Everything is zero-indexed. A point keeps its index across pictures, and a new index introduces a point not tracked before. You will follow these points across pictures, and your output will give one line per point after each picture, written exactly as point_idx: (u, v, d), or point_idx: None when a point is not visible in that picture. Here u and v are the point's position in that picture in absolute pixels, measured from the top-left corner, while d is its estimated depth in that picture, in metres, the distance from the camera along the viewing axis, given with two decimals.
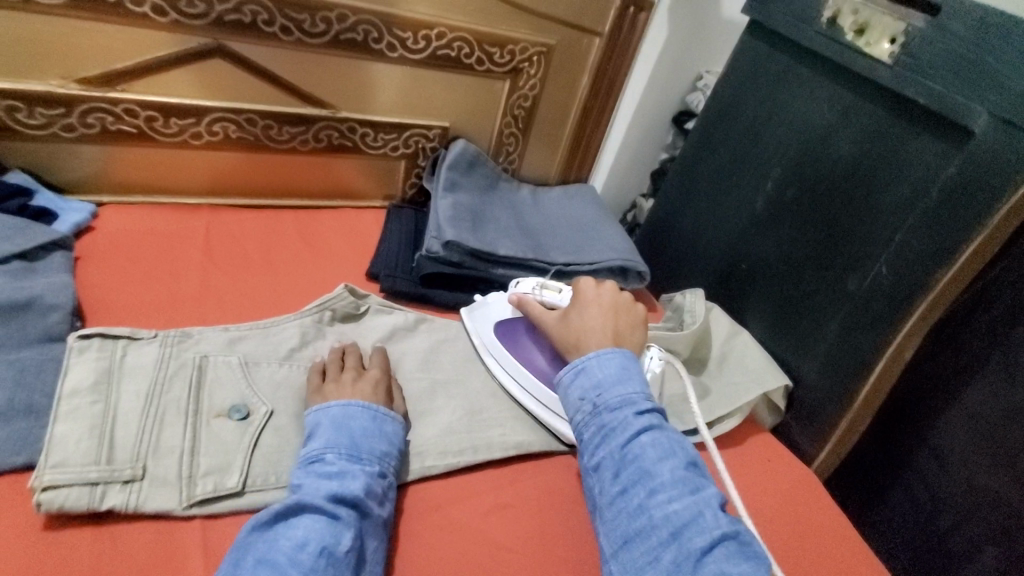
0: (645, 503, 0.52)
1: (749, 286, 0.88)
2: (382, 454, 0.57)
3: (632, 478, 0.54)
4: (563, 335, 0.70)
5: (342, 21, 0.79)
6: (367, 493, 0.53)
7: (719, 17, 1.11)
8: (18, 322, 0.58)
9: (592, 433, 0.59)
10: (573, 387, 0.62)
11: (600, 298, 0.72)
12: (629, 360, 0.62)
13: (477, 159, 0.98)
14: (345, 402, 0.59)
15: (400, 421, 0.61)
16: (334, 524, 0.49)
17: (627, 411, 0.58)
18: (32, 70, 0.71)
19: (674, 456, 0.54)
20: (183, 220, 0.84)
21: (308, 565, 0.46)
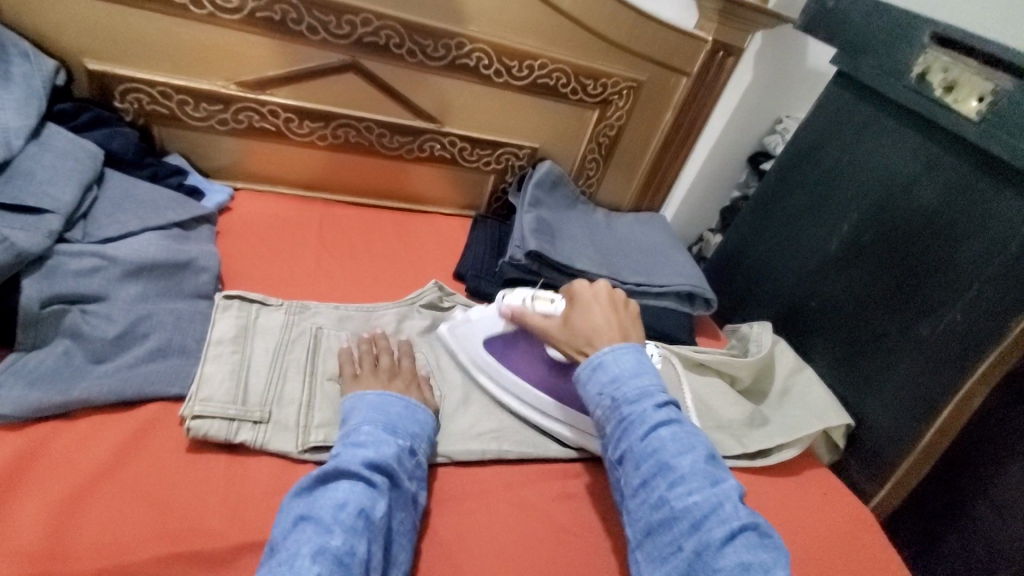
0: (665, 496, 0.52)
1: (816, 324, 0.92)
2: (415, 435, 0.59)
3: (652, 470, 0.53)
4: (572, 338, 0.67)
5: (460, 48, 0.89)
6: (398, 463, 0.55)
7: (804, 65, 1.15)
8: (177, 278, 0.69)
9: (612, 428, 0.58)
10: (592, 384, 0.61)
11: (601, 298, 0.69)
12: (642, 355, 0.61)
13: (561, 179, 1.06)
14: (381, 391, 0.62)
15: (430, 413, 0.64)
16: (370, 489, 0.51)
17: (646, 404, 0.57)
18: (203, 72, 0.83)
19: (693, 450, 0.54)
20: (302, 209, 0.95)
21: (349, 524, 0.47)
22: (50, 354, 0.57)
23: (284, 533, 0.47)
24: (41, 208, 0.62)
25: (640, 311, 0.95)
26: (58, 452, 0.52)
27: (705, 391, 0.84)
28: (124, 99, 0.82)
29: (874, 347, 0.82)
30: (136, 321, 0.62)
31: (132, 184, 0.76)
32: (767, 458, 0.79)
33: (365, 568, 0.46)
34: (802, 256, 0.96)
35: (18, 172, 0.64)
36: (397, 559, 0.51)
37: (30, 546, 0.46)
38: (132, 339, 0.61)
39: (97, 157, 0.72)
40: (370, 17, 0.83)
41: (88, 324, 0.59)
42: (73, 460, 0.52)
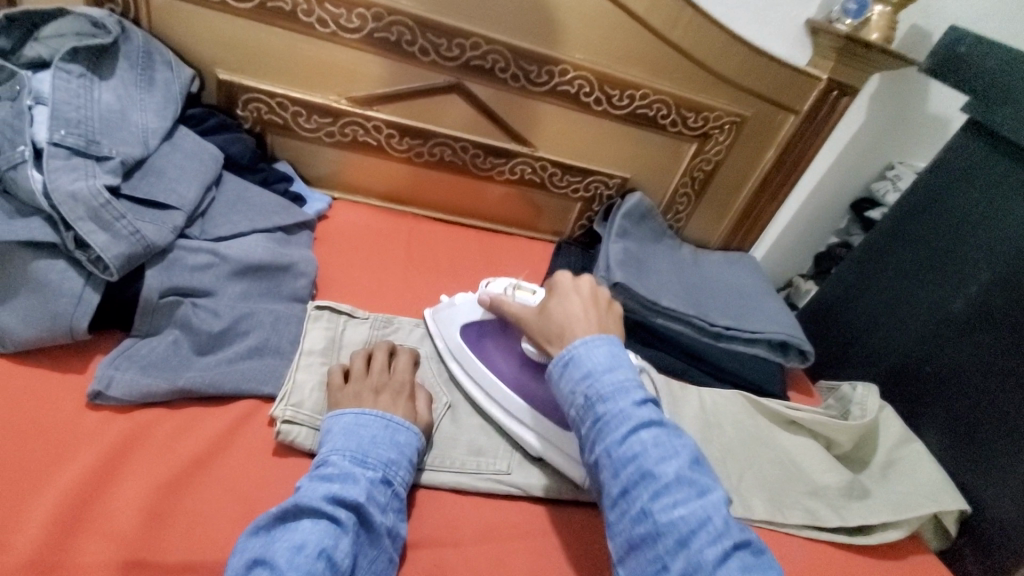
0: (649, 508, 0.46)
1: (929, 392, 0.85)
2: (389, 462, 0.53)
3: (633, 477, 0.47)
4: (544, 326, 0.61)
5: (563, 75, 0.89)
6: (369, 498, 0.50)
7: (923, 111, 1.08)
8: (278, 281, 0.71)
9: (587, 429, 0.52)
10: (565, 382, 0.54)
11: (582, 289, 0.63)
12: (620, 349, 0.55)
13: (650, 212, 1.02)
14: (359, 409, 0.57)
15: (415, 432, 0.57)
16: (332, 527, 0.46)
17: (624, 402, 0.51)
18: (318, 87, 0.87)
19: (676, 455, 0.48)
20: (392, 223, 0.97)
21: (304, 569, 0.43)
22: (160, 342, 0.60)
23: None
24: (168, 204, 0.66)
25: (726, 356, 0.89)
26: (157, 439, 0.54)
27: (797, 453, 0.78)
28: (245, 108, 0.87)
29: (999, 425, 0.75)
30: (237, 319, 0.64)
31: (245, 186, 0.79)
32: (865, 537, 0.71)
33: None
34: (919, 316, 0.88)
35: (151, 169, 0.69)
36: None
37: (126, 530, 0.47)
38: (232, 336, 0.63)
39: (218, 159, 0.76)
40: (479, 42, 0.85)
41: (196, 318, 0.62)
42: (171, 449, 0.53)
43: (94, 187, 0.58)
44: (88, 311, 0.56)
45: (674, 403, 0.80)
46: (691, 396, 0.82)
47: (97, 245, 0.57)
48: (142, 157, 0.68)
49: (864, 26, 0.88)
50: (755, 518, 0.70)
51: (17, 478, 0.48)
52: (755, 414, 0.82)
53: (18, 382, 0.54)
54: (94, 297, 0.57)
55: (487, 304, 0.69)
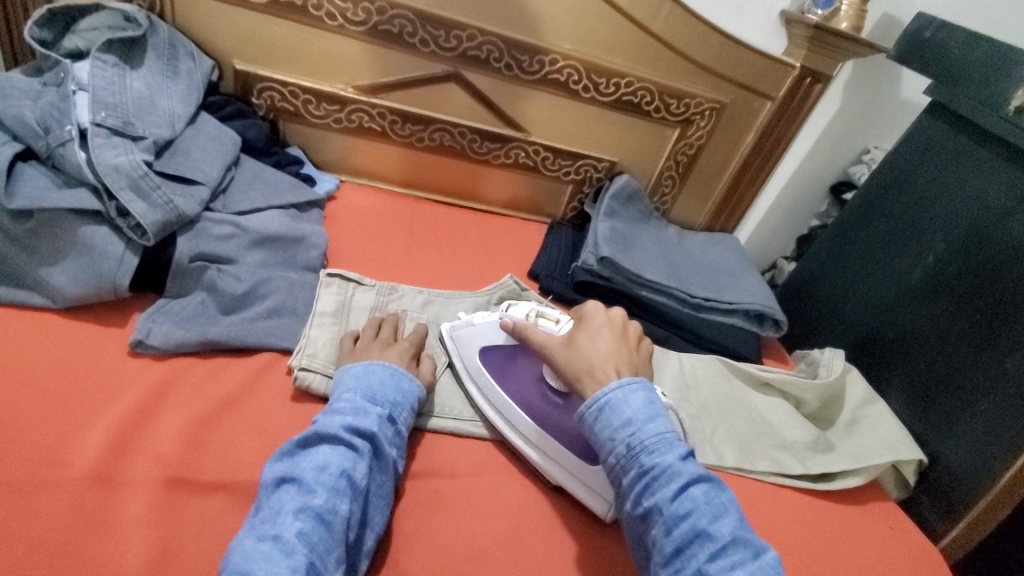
0: (705, 567, 0.47)
1: (891, 354, 0.92)
2: (395, 403, 0.59)
3: (687, 536, 0.49)
4: (572, 360, 0.63)
5: (553, 64, 0.96)
6: (380, 430, 0.56)
7: (895, 97, 1.14)
8: (292, 251, 0.78)
9: (632, 480, 0.53)
10: (602, 427, 0.56)
11: (609, 326, 0.65)
12: (653, 394, 0.57)
13: (636, 195, 1.09)
14: (368, 361, 0.63)
15: (417, 381, 0.64)
16: (349, 453, 0.52)
17: (669, 454, 0.53)
18: (326, 76, 0.94)
19: (727, 513, 0.50)
20: (395, 204, 1.04)
21: (329, 485, 0.49)
22: (190, 302, 0.67)
23: (268, 493, 0.50)
24: (195, 179, 0.74)
25: (705, 325, 0.97)
26: (190, 382, 0.61)
27: (768, 411, 0.85)
28: (259, 96, 0.94)
29: (955, 382, 0.81)
30: (257, 283, 0.71)
31: (261, 168, 0.87)
32: (828, 484, 0.78)
33: (344, 526, 0.48)
34: (885, 285, 0.95)
35: (178, 150, 0.76)
36: (373, 519, 0.53)
37: (168, 453, 0.54)
38: (253, 297, 0.70)
39: (236, 142, 0.84)
40: (475, 33, 0.92)
41: (221, 279, 0.69)
42: (204, 390, 0.61)
43: (134, 162, 0.67)
44: (129, 271, 0.64)
45: (655, 367, 0.88)
46: (671, 360, 0.89)
47: (137, 213, 0.65)
48: (170, 139, 0.76)
49: (834, 16, 0.94)
50: (726, 466, 0.77)
51: (74, 410, 0.55)
52: (730, 377, 0.89)
53: (69, 333, 0.62)
54: (133, 259, 0.65)
55: (508, 328, 0.69)
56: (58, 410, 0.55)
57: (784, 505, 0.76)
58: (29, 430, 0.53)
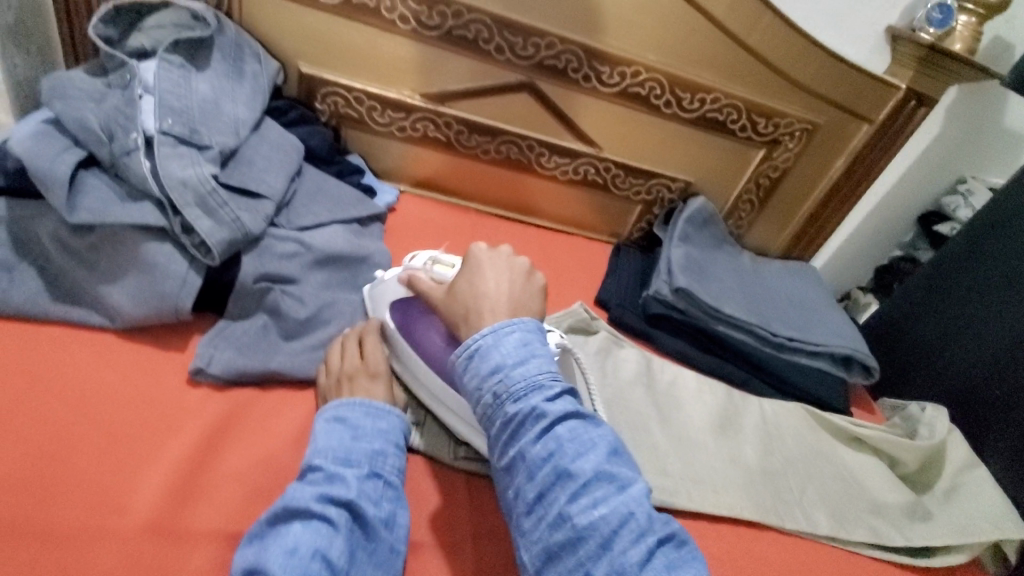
0: (565, 511, 0.44)
1: (993, 416, 0.83)
2: (375, 454, 0.52)
3: (548, 479, 0.46)
4: (451, 306, 0.58)
5: (635, 76, 0.89)
6: (361, 492, 0.49)
7: (1000, 123, 1.04)
8: (356, 273, 0.73)
9: (498, 430, 0.49)
10: (470, 376, 0.51)
11: (499, 263, 0.59)
12: (531, 334, 0.52)
13: (712, 218, 1.01)
14: (341, 400, 0.56)
15: (398, 417, 0.57)
16: (325, 528, 0.45)
17: (534, 398, 0.48)
18: (394, 82, 0.89)
19: (594, 448, 0.47)
20: (456, 218, 0.99)
21: (300, 571, 0.42)
22: (252, 325, 0.62)
23: None
24: (260, 193, 0.69)
25: (789, 369, 0.88)
26: (253, 420, 0.57)
27: (860, 470, 0.77)
28: (323, 101, 0.90)
29: None
30: (321, 308, 0.66)
31: (323, 178, 0.82)
32: (929, 560, 0.70)
33: None
34: (992, 339, 0.85)
35: (242, 159, 0.71)
36: None
37: (229, 504, 0.50)
38: (317, 324, 0.65)
39: (300, 151, 0.79)
40: (555, 41, 0.85)
41: (284, 303, 0.64)
42: (264, 429, 0.56)
43: (201, 176, 0.63)
44: (191, 293, 0.60)
45: (734, 413, 0.80)
46: (751, 405, 0.82)
47: (202, 230, 0.60)
48: (235, 147, 0.71)
49: (948, 36, 0.86)
50: (818, 534, 0.69)
51: (131, 448, 0.51)
52: (816, 428, 0.81)
53: (128, 356, 0.58)
54: (196, 279, 0.60)
55: (406, 285, 0.64)
56: (117, 449, 0.51)
57: None
58: (86, 469, 0.49)
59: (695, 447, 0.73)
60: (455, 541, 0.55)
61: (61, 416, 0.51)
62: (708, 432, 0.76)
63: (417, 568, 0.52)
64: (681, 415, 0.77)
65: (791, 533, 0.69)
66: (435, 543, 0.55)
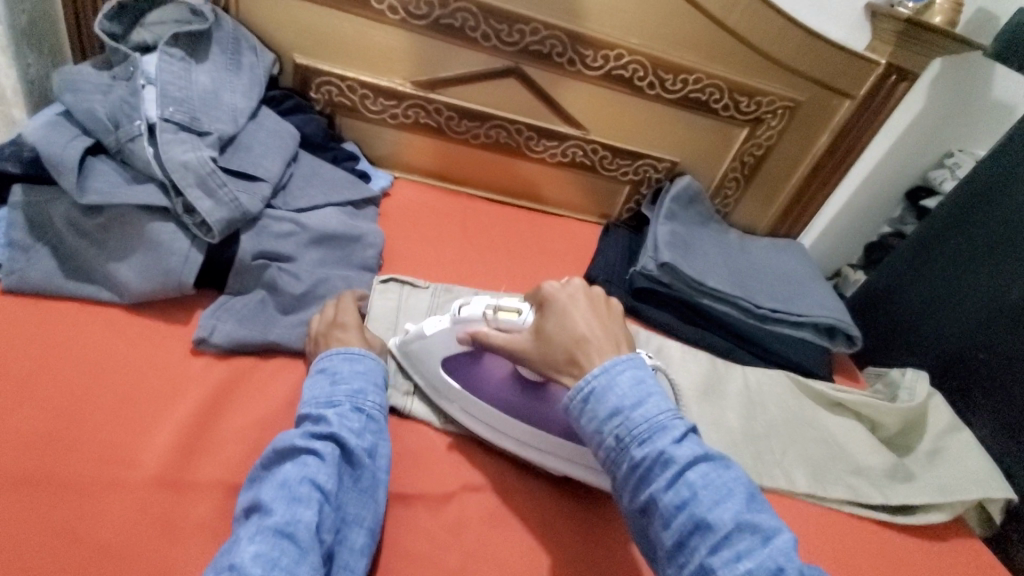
0: (707, 562, 0.42)
1: (977, 381, 0.85)
2: (355, 392, 0.56)
3: (685, 528, 0.44)
4: (546, 351, 0.56)
5: (619, 59, 0.92)
6: (343, 427, 0.52)
7: (986, 96, 1.05)
8: (350, 251, 0.77)
9: (625, 475, 0.48)
10: (588, 419, 0.50)
11: (579, 300, 0.58)
12: (643, 371, 0.51)
13: (698, 196, 1.04)
14: (324, 353, 0.60)
15: (376, 360, 0.60)
16: (311, 459, 0.49)
17: (659, 440, 0.47)
18: (385, 71, 0.93)
19: (730, 494, 0.45)
20: (449, 201, 1.02)
21: (290, 495, 0.46)
22: (250, 299, 0.66)
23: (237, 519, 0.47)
24: (257, 176, 0.73)
25: (773, 339, 0.91)
26: (252, 384, 0.61)
27: (841, 433, 0.80)
28: (318, 91, 0.93)
29: None
30: (316, 283, 0.70)
31: (319, 163, 0.86)
32: (909, 518, 0.73)
33: (314, 531, 0.45)
34: (976, 306, 0.87)
35: (241, 145, 0.75)
36: (358, 515, 0.50)
37: (231, 458, 0.54)
38: (312, 298, 0.69)
39: (296, 138, 0.83)
40: (539, 27, 0.88)
41: (281, 278, 0.68)
42: (263, 393, 0.60)
43: (201, 159, 0.66)
44: (193, 268, 0.64)
45: (717, 381, 0.83)
46: (734, 374, 0.85)
47: (202, 210, 0.64)
48: (234, 134, 0.75)
49: (926, 10, 0.88)
50: (797, 491, 0.72)
51: (140, 408, 0.55)
52: (799, 395, 0.84)
53: (136, 328, 0.62)
54: (198, 256, 0.64)
55: (466, 340, 0.62)
56: (127, 409, 0.55)
57: (859, 537, 0.70)
58: (98, 427, 0.53)
59: (679, 413, 0.76)
60: (443, 495, 0.59)
61: (75, 381, 0.56)
62: (692, 398, 0.79)
63: (406, 517, 0.56)
64: None
65: (771, 492, 0.72)
66: (424, 496, 0.58)
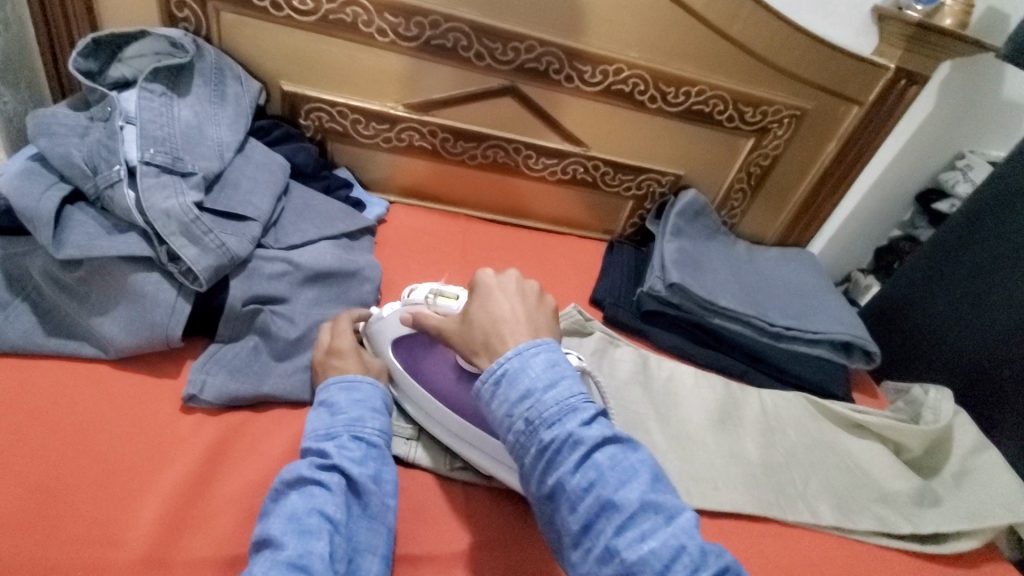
0: (614, 545, 0.41)
1: (1005, 396, 0.81)
2: (356, 418, 0.53)
3: (592, 510, 0.42)
4: (467, 336, 0.53)
5: (617, 74, 0.89)
6: (344, 453, 0.50)
7: (999, 95, 1.02)
8: (346, 287, 0.74)
9: (533, 458, 0.44)
10: (499, 404, 0.46)
11: (509, 287, 0.55)
12: (557, 353, 0.48)
13: (704, 210, 1.00)
14: (323, 383, 0.57)
15: (375, 385, 0.57)
16: (316, 491, 0.47)
17: (569, 424, 0.44)
18: (376, 95, 0.89)
19: (636, 476, 0.43)
20: (447, 224, 0.99)
21: (298, 528, 0.44)
22: (242, 348, 0.63)
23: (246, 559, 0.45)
24: (246, 215, 0.70)
25: (787, 358, 0.88)
26: (247, 442, 0.58)
27: (864, 458, 0.77)
28: (307, 118, 0.90)
29: None
30: (312, 326, 0.67)
31: (310, 195, 0.82)
32: (942, 548, 0.70)
33: (327, 565, 0.43)
34: (998, 315, 0.84)
35: (227, 183, 0.72)
36: (369, 545, 0.48)
37: (226, 529, 0.51)
38: (308, 343, 0.66)
39: (285, 170, 0.80)
40: (534, 44, 0.85)
41: (275, 324, 0.65)
42: (258, 451, 0.57)
43: (185, 205, 0.63)
44: (181, 319, 0.61)
45: (733, 406, 0.79)
46: (750, 398, 0.81)
47: (188, 259, 0.61)
48: (220, 171, 0.72)
49: (937, 11, 0.84)
50: (823, 525, 0.69)
51: (128, 477, 0.52)
52: (817, 417, 0.81)
53: (123, 387, 0.59)
54: (185, 306, 0.61)
55: (408, 322, 0.61)
56: (114, 479, 0.52)
57: (890, 572, 0.67)
58: (84, 502, 0.50)
59: (696, 444, 0.73)
60: (452, 553, 0.56)
61: (59, 450, 0.53)
62: (707, 427, 0.75)
63: None
64: (679, 413, 0.77)
65: (795, 526, 0.69)
66: (433, 556, 0.55)
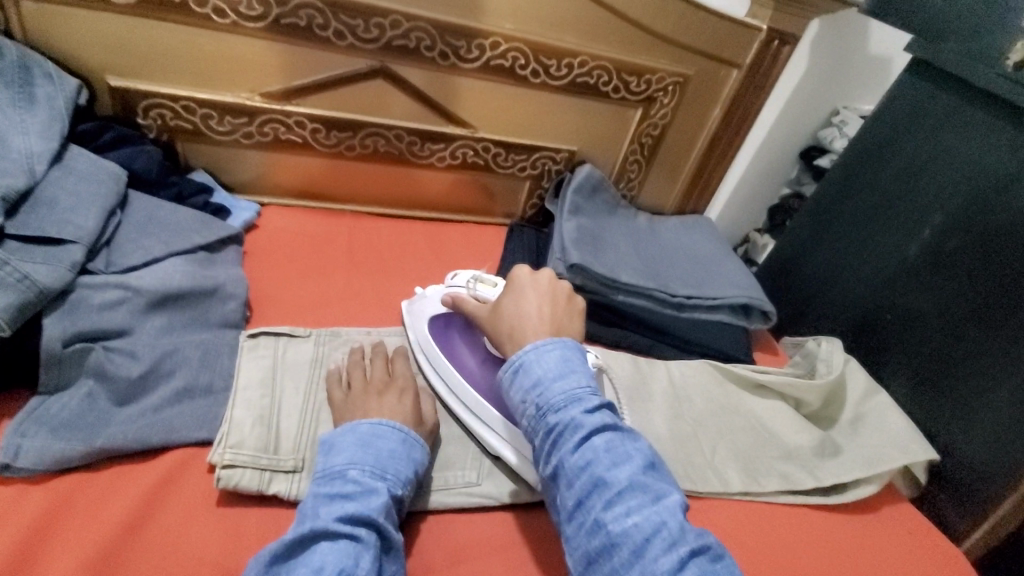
0: (602, 518, 0.43)
1: (888, 340, 0.86)
2: (405, 479, 0.51)
3: (586, 488, 0.45)
4: (496, 324, 0.59)
5: (495, 48, 0.83)
6: (386, 514, 0.47)
7: (865, 52, 1.06)
8: (203, 308, 0.65)
9: (541, 441, 0.49)
10: (514, 390, 0.51)
11: (540, 284, 0.60)
12: (571, 350, 0.52)
13: (601, 184, 0.98)
14: (376, 420, 0.54)
15: (428, 452, 0.56)
16: (353, 546, 0.44)
17: (573, 410, 0.48)
18: (226, 84, 0.79)
19: (630, 460, 0.46)
20: (330, 224, 0.91)
21: None
22: (72, 397, 0.54)
23: None
24: (63, 237, 0.59)
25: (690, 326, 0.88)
26: (81, 509, 0.49)
27: (767, 418, 0.78)
28: (147, 116, 0.78)
29: (963, 367, 0.75)
30: (160, 359, 0.58)
31: (155, 206, 0.72)
32: (840, 497, 0.72)
33: None
34: (874, 264, 0.88)
35: (39, 200, 0.61)
36: None
37: None
38: (155, 380, 0.57)
39: (120, 179, 0.68)
40: (400, 19, 0.78)
41: (111, 363, 0.56)
42: (95, 517, 0.48)
43: None
44: None
45: (641, 382, 0.78)
46: (658, 372, 0.80)
47: None
48: (28, 188, 0.60)
49: None
50: (732, 492, 0.69)
51: None
52: (723, 382, 0.81)
53: None
54: None
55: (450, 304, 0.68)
56: None
57: (797, 527, 0.69)
58: None
59: None
60: None
61: None
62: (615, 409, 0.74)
63: None
64: None
65: (705, 497, 0.69)
66: None
